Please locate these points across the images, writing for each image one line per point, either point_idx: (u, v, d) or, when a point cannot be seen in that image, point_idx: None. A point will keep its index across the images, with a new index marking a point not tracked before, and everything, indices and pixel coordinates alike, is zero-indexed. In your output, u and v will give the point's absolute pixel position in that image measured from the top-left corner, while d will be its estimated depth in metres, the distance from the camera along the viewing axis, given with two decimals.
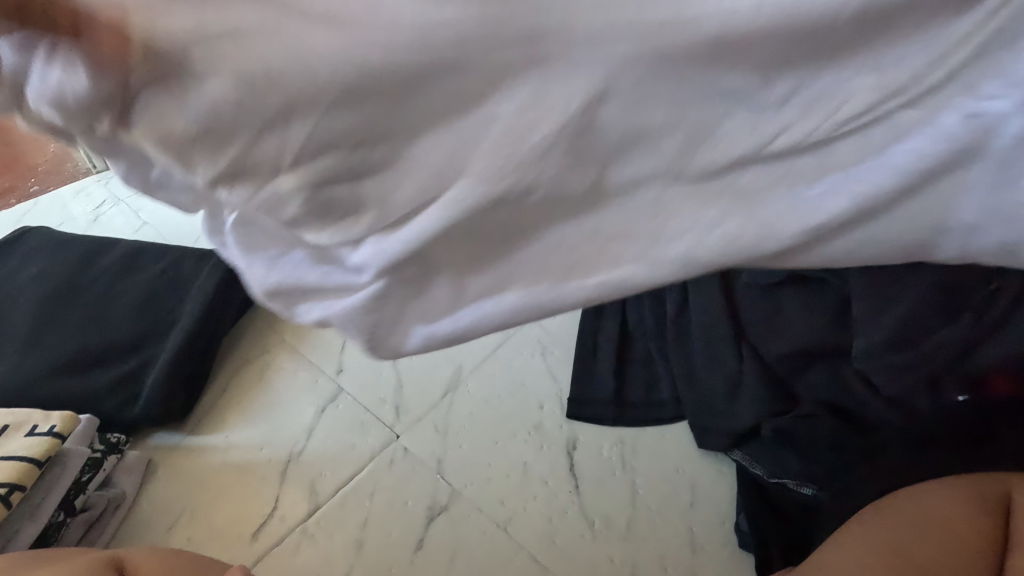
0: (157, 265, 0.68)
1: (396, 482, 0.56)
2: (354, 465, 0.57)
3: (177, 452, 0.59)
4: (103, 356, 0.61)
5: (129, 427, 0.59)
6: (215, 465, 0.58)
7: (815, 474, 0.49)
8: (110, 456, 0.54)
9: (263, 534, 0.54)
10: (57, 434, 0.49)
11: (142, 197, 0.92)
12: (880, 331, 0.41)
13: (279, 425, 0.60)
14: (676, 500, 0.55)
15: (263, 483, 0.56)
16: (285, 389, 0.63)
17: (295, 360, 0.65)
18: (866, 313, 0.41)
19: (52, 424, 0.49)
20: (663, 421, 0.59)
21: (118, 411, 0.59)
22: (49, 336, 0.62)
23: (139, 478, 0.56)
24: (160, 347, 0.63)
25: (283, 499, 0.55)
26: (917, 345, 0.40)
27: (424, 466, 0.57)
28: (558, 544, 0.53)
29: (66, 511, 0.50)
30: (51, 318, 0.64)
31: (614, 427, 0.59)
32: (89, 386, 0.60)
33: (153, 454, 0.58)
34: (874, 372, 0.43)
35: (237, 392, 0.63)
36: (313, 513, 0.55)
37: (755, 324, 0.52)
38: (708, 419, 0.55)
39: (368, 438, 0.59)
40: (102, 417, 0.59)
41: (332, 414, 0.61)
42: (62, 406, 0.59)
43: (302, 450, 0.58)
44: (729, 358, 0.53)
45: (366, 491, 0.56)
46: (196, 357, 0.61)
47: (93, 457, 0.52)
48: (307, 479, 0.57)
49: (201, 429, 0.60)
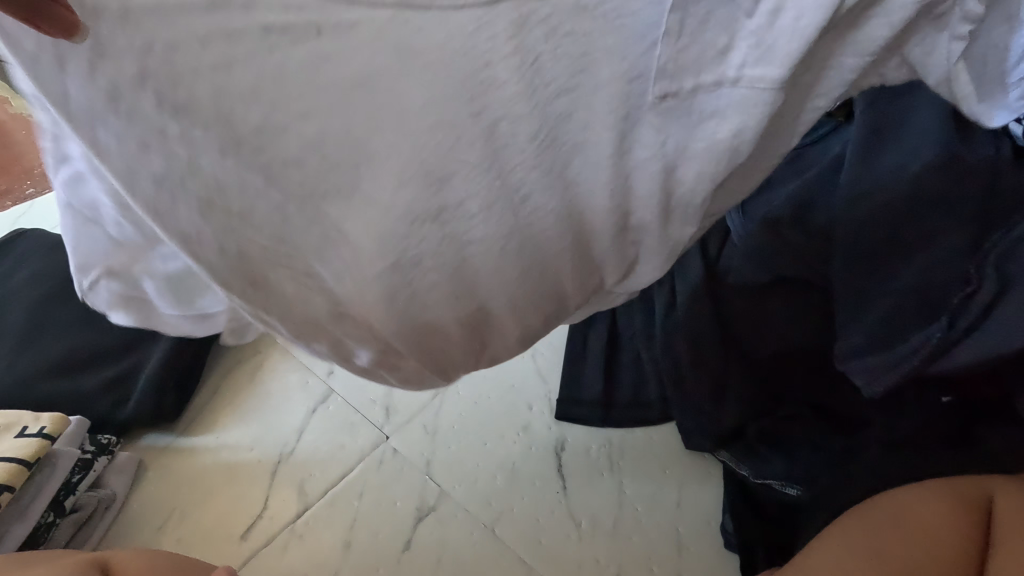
0: None
1: (384, 483, 0.57)
2: (344, 466, 0.58)
3: (168, 452, 0.59)
4: (95, 358, 0.62)
5: (121, 427, 0.60)
6: (205, 465, 0.58)
7: (798, 472, 0.51)
8: (100, 457, 0.54)
9: (252, 534, 0.54)
10: (47, 435, 0.49)
11: None
12: (864, 329, 0.41)
13: (271, 426, 0.61)
14: (663, 500, 0.56)
15: (253, 484, 0.57)
16: (277, 390, 0.63)
17: (287, 361, 0.65)
18: (846, 313, 0.42)
19: (42, 426, 0.49)
20: (648, 421, 0.59)
21: (109, 412, 0.60)
22: (42, 338, 0.63)
23: (130, 479, 0.56)
24: (152, 348, 0.63)
25: (272, 500, 0.56)
26: (897, 347, 0.40)
27: (413, 466, 0.57)
28: (544, 545, 0.53)
29: (56, 513, 0.50)
30: (45, 320, 0.64)
31: (602, 428, 0.59)
32: (81, 388, 0.60)
33: (144, 455, 0.59)
34: (856, 373, 0.42)
35: (227, 392, 0.63)
36: (302, 514, 0.55)
37: (744, 327, 0.50)
38: (693, 422, 0.55)
39: (358, 439, 0.59)
40: (94, 418, 0.59)
41: (322, 415, 0.61)
42: (54, 408, 0.59)
43: (292, 451, 0.59)
44: (712, 360, 0.52)
45: (354, 492, 0.56)
46: (187, 359, 0.62)
47: (84, 458, 0.53)
48: (295, 480, 0.57)
49: (192, 429, 0.61)
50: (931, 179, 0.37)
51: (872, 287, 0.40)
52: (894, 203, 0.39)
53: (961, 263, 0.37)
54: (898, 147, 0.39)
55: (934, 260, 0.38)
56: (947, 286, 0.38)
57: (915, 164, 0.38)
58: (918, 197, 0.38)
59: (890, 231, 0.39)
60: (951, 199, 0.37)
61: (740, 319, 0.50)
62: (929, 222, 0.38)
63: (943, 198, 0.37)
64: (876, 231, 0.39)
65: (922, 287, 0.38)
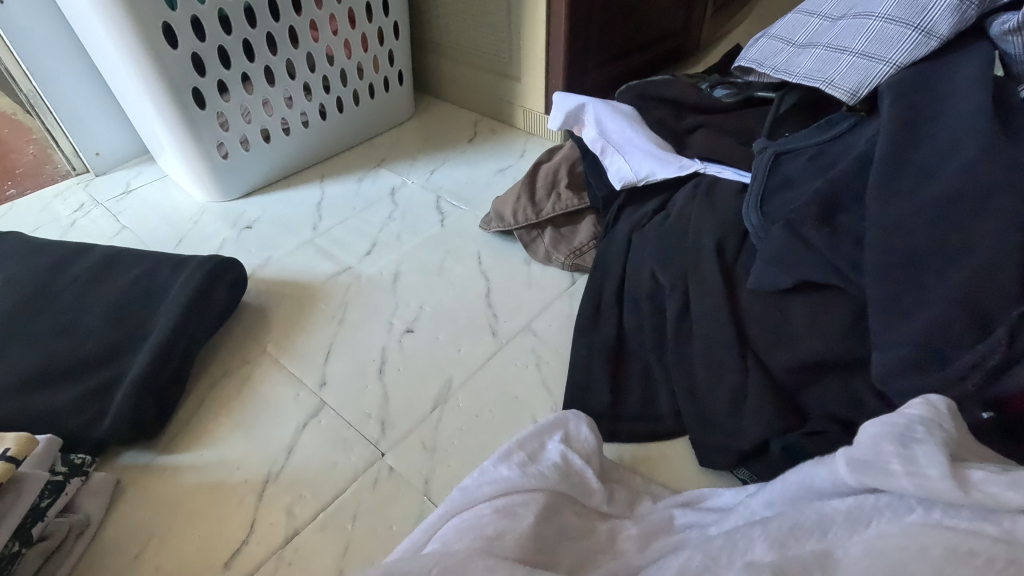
0: (131, 273, 0.66)
1: (380, 504, 0.53)
2: (337, 486, 0.54)
3: (147, 472, 0.55)
4: (68, 370, 0.57)
5: (98, 445, 0.55)
6: (188, 486, 0.54)
7: None
8: (73, 479, 0.50)
9: (238, 561, 0.49)
10: (12, 458, 0.45)
11: (122, 200, 0.90)
12: (905, 346, 0.41)
13: (261, 441, 0.57)
14: None
15: (239, 506, 0.53)
16: (268, 403, 0.61)
17: (278, 373, 0.63)
18: (881, 327, 0.43)
19: (6, 447, 0.45)
20: (659, 436, 0.57)
21: (83, 430, 0.54)
22: (11, 350, 0.59)
23: (104, 503, 0.52)
24: (132, 359, 0.59)
25: (260, 524, 0.52)
26: (942, 368, 0.40)
27: (411, 486, 0.54)
28: None
29: (21, 542, 0.44)
30: (14, 331, 0.60)
31: (611, 443, 0.57)
32: (51, 402, 0.55)
33: (122, 475, 0.55)
34: (893, 391, 0.42)
35: (214, 410, 0.60)
36: (292, 538, 0.51)
37: (762, 335, 0.51)
38: (709, 436, 0.53)
39: (353, 455, 0.56)
40: (66, 435, 0.54)
41: (315, 429, 0.58)
42: (20, 426, 0.54)
43: (281, 469, 0.55)
44: (731, 372, 0.52)
45: (348, 514, 0.52)
46: (170, 372, 0.58)
47: (54, 480, 0.49)
48: (285, 501, 0.53)
49: (173, 447, 0.57)
50: (969, 177, 0.41)
51: (915, 296, 0.41)
52: (938, 203, 0.41)
53: (1016, 267, 0.38)
54: (932, 146, 0.44)
55: (979, 270, 0.39)
56: (998, 300, 0.38)
57: (948, 167, 0.42)
58: (964, 195, 0.40)
59: (931, 237, 0.41)
60: (1000, 191, 0.39)
61: (759, 328, 0.51)
62: (972, 229, 0.40)
63: (986, 195, 0.40)
64: (917, 239, 0.42)
65: (969, 298, 0.39)
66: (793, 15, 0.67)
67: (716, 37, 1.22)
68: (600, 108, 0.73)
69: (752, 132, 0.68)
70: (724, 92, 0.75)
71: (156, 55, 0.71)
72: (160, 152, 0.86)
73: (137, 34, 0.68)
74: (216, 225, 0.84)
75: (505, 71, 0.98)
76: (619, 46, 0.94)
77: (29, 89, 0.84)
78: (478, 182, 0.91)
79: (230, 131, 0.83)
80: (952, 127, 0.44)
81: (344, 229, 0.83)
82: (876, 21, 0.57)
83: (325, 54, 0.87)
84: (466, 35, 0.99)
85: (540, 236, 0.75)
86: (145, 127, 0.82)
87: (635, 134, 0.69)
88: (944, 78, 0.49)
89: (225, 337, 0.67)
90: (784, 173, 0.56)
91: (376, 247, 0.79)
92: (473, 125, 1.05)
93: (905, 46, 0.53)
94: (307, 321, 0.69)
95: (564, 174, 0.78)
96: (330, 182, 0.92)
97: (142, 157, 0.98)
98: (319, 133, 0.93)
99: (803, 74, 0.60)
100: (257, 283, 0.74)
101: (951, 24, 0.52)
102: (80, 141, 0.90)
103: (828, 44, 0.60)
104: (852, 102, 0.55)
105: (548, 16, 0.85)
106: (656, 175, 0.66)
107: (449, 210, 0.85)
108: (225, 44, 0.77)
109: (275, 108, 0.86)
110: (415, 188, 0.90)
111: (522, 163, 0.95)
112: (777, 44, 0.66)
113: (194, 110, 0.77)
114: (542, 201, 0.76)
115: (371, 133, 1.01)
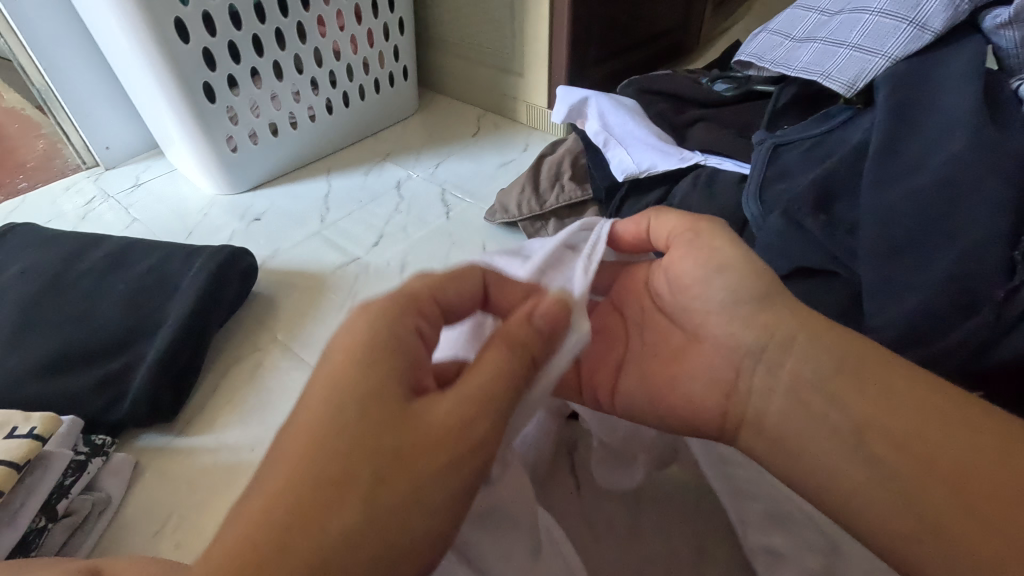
0: (146, 263, 0.67)
1: None
2: None
3: (164, 453, 0.57)
4: (86, 356, 0.59)
5: (116, 427, 0.57)
6: (203, 467, 0.56)
7: None
8: (94, 459, 0.52)
9: None
10: (37, 436, 0.47)
11: (133, 193, 0.91)
12: (893, 327, 0.43)
13: (272, 425, 0.59)
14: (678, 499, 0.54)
15: None
16: (280, 388, 0.62)
17: (288, 359, 0.65)
18: (874, 306, 0.44)
19: (32, 426, 0.47)
20: None
21: (103, 412, 0.56)
22: (30, 336, 0.60)
23: (125, 482, 0.54)
24: (147, 345, 0.60)
25: None
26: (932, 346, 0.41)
27: None
28: None
29: (48, 517, 0.46)
30: (32, 318, 0.62)
31: None
32: (70, 386, 0.57)
33: (140, 456, 0.57)
34: None
35: (227, 394, 0.62)
36: None
37: None
38: None
39: None
40: (86, 418, 0.56)
41: None
42: (40, 409, 0.56)
43: None
44: None
45: None
46: (184, 357, 0.60)
47: (77, 459, 0.50)
48: None
49: (189, 430, 0.59)
50: (960, 163, 0.42)
51: (906, 276, 0.43)
52: (930, 188, 0.43)
53: (1001, 250, 0.40)
54: (925, 135, 0.46)
55: (968, 252, 0.40)
56: (985, 279, 0.40)
57: (941, 154, 0.44)
58: (955, 180, 0.42)
59: (923, 220, 0.43)
60: (988, 177, 0.41)
61: None
62: (963, 213, 0.41)
63: (976, 180, 0.41)
64: (909, 223, 0.43)
65: (957, 276, 0.41)
66: (791, 10, 0.68)
67: (715, 35, 1.23)
68: (603, 101, 0.74)
69: (751, 125, 0.70)
70: (724, 86, 0.76)
71: (168, 50, 0.72)
72: (169, 146, 0.88)
73: (150, 29, 0.70)
74: (225, 217, 0.86)
75: (509, 66, 0.99)
76: (621, 42, 0.96)
77: (41, 84, 0.85)
78: (482, 175, 0.93)
79: (239, 124, 0.84)
80: (944, 116, 0.46)
81: (351, 221, 0.84)
82: (872, 15, 0.58)
83: (332, 49, 0.89)
84: (470, 32, 1.00)
85: (544, 228, 0.77)
86: (156, 120, 0.84)
87: (637, 127, 0.71)
88: (939, 70, 0.50)
89: (236, 325, 0.69)
90: (783, 162, 0.57)
91: (382, 239, 0.81)
92: (477, 120, 1.06)
93: (901, 40, 0.55)
94: (316, 309, 0.71)
95: (567, 166, 0.79)
96: (337, 175, 0.94)
97: (150, 151, 1.00)
98: (325, 127, 0.95)
99: (801, 67, 0.61)
100: (267, 273, 0.76)
101: (945, 18, 0.53)
102: (91, 135, 0.92)
103: (826, 39, 0.61)
104: (849, 95, 0.57)
105: (552, 13, 0.86)
106: (657, 166, 0.68)
107: (454, 203, 0.87)
108: (234, 40, 0.78)
109: (282, 102, 0.87)
110: (420, 181, 0.92)
111: (525, 156, 0.96)
112: (776, 39, 0.68)
113: (205, 104, 0.79)
114: (546, 193, 0.77)
115: (376, 128, 1.03)
